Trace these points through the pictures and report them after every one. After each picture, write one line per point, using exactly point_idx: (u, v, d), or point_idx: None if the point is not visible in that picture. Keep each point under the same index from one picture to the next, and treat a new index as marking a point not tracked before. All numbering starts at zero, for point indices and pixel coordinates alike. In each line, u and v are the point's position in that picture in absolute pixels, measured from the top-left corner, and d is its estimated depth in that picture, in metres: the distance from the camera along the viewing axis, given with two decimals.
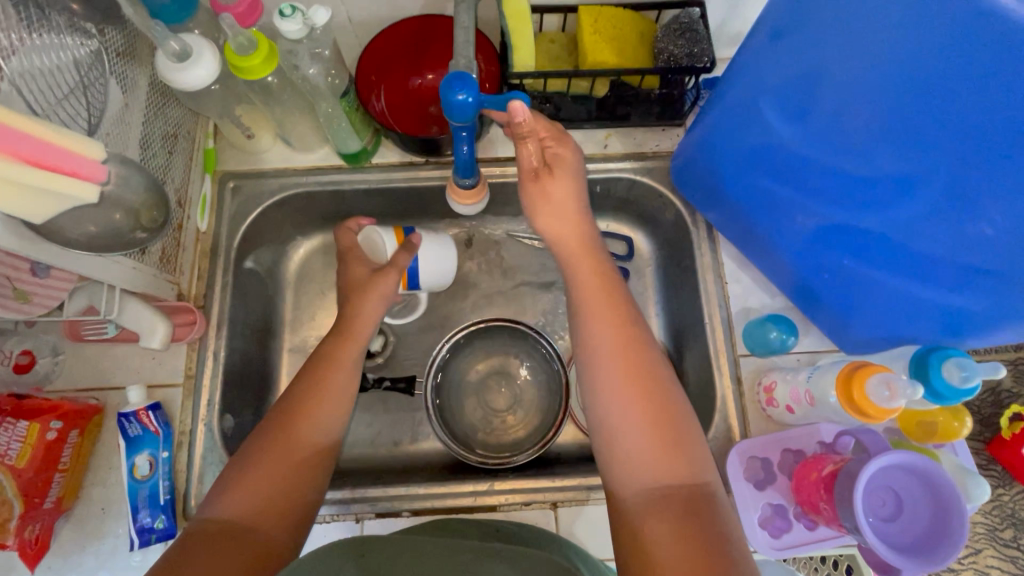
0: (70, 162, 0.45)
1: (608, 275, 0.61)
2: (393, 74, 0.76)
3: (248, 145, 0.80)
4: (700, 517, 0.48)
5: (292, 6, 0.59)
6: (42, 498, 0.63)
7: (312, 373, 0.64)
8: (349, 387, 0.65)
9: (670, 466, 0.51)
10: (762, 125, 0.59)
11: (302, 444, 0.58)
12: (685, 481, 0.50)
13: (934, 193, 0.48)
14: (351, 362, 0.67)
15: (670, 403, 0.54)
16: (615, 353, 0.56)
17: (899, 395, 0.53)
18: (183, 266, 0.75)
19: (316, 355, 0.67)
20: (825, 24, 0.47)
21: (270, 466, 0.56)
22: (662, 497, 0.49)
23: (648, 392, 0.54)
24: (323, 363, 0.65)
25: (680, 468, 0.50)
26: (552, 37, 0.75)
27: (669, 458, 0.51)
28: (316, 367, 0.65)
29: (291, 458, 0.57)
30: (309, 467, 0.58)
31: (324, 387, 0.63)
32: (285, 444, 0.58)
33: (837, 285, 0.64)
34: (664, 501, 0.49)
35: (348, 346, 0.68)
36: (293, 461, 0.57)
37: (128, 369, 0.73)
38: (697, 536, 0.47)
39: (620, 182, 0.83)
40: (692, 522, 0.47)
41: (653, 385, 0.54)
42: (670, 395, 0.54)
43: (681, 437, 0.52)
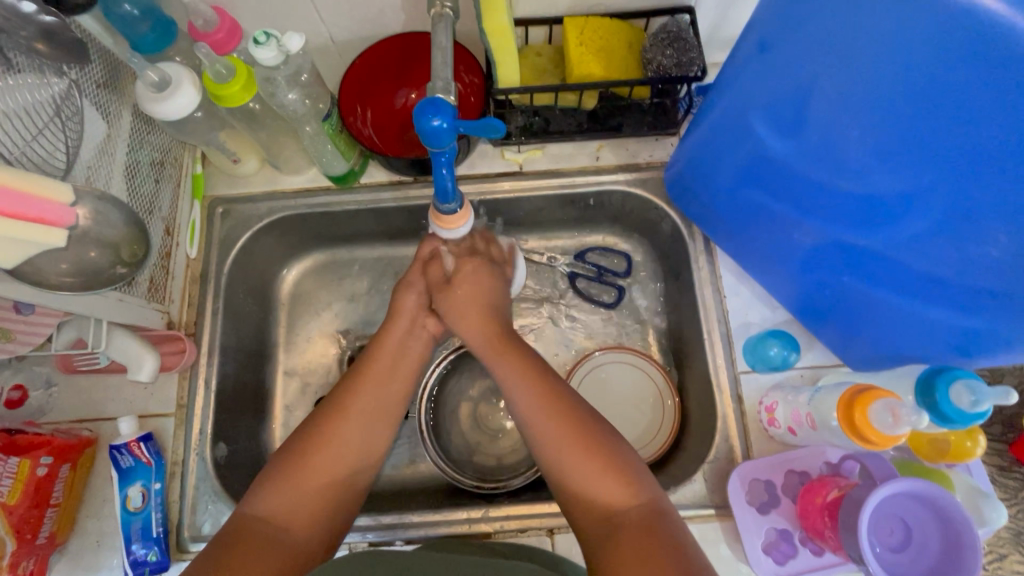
0: (35, 207, 0.45)
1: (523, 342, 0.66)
2: (376, 96, 0.76)
3: (235, 169, 0.79)
4: (655, 539, 0.51)
5: (266, 33, 0.58)
6: (35, 534, 0.63)
7: (333, 400, 0.65)
8: (376, 412, 0.65)
9: (625, 493, 0.54)
10: (754, 140, 0.56)
11: (319, 472, 0.59)
12: (634, 510, 0.53)
13: (935, 212, 0.46)
14: (360, 396, 0.66)
15: (614, 441, 0.58)
16: (556, 411, 0.59)
17: (903, 421, 0.51)
18: (172, 294, 0.75)
19: (338, 385, 0.67)
20: (809, 39, 0.45)
21: (280, 496, 0.57)
22: (621, 523, 0.53)
23: (598, 439, 0.57)
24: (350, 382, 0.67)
25: (630, 498, 0.54)
26: (538, 50, 0.74)
27: (625, 488, 0.55)
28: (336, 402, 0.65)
29: (302, 486, 0.58)
30: (324, 495, 0.59)
31: (346, 416, 0.64)
32: (306, 467, 0.59)
33: (839, 302, 0.62)
34: (625, 530, 0.52)
35: (376, 363, 0.68)
36: (304, 488, 0.58)
37: (122, 399, 0.73)
38: (656, 558, 0.49)
39: (614, 194, 0.81)
40: (647, 547, 0.50)
41: (587, 422, 0.59)
42: (605, 435, 0.58)
43: (634, 469, 0.56)
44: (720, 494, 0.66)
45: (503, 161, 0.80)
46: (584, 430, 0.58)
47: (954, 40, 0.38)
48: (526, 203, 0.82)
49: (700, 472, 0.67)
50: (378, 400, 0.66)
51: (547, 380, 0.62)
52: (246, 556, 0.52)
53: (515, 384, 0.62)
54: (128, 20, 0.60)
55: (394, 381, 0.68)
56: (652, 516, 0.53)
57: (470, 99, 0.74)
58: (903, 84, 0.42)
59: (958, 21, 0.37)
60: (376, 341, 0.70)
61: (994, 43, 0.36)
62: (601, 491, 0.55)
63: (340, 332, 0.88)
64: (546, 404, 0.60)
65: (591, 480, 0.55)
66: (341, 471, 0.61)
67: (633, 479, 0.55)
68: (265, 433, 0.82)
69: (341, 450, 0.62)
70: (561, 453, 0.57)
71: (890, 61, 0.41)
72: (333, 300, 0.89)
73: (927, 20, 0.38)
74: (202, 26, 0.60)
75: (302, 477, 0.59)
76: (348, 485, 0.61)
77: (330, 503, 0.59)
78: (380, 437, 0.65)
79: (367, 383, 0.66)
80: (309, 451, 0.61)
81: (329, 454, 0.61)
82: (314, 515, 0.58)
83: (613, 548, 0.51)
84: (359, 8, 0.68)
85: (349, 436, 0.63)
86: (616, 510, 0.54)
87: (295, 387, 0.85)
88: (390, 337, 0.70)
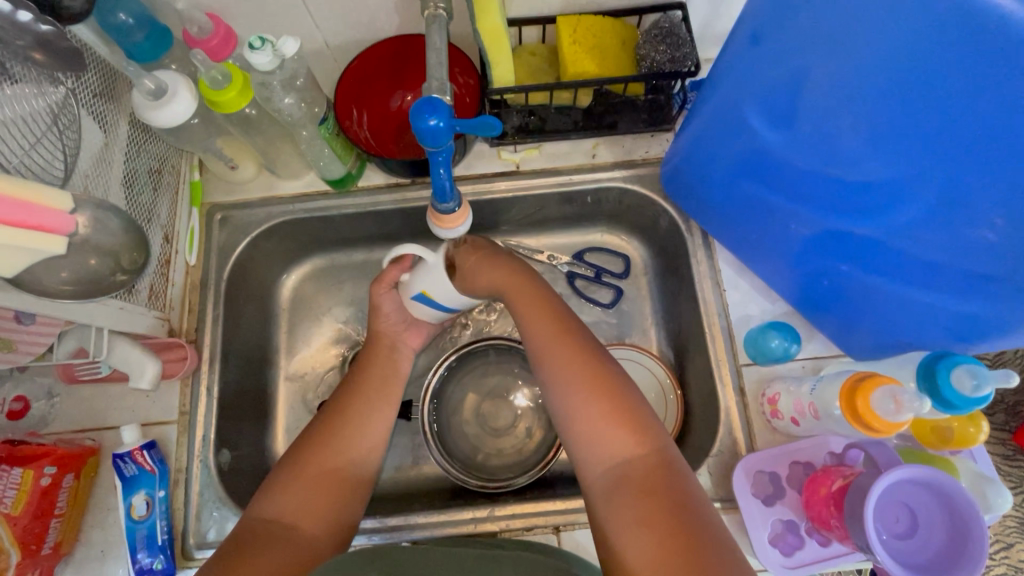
0: (37, 215, 0.45)
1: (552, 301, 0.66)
2: (373, 99, 0.77)
3: (231, 175, 0.80)
4: (660, 491, 0.51)
5: (261, 38, 0.59)
6: (40, 545, 0.63)
7: (332, 405, 0.67)
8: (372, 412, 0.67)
9: (634, 445, 0.54)
10: (749, 132, 0.56)
11: (325, 469, 0.60)
12: (642, 461, 0.53)
13: (930, 197, 0.46)
14: (359, 399, 0.67)
15: (628, 392, 0.57)
16: (579, 366, 0.59)
17: (906, 408, 0.51)
18: (172, 302, 0.75)
19: (335, 395, 0.68)
20: (802, 27, 0.45)
21: (290, 496, 0.58)
22: (626, 475, 0.53)
23: (610, 384, 0.57)
24: (349, 390, 0.68)
25: (638, 449, 0.54)
26: (532, 50, 0.74)
27: (632, 438, 0.54)
28: (332, 411, 0.66)
29: (305, 484, 0.59)
30: (330, 492, 0.59)
31: (346, 419, 0.65)
32: (304, 470, 0.60)
33: (839, 292, 0.62)
34: (630, 481, 0.52)
35: (370, 372, 0.70)
36: (310, 486, 0.59)
37: (124, 408, 0.72)
38: (660, 513, 0.49)
39: (611, 191, 0.81)
40: (650, 501, 0.50)
41: (606, 375, 0.58)
42: (619, 389, 0.57)
43: (642, 418, 0.56)
44: (726, 487, 0.66)
45: (500, 161, 0.80)
46: (599, 384, 0.57)
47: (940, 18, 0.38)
48: (525, 202, 0.83)
49: (704, 465, 0.67)
50: (375, 405, 0.68)
51: (566, 328, 0.62)
52: (258, 556, 0.52)
53: (540, 330, 0.63)
54: (123, 29, 0.61)
55: (388, 388, 0.70)
56: (660, 467, 0.53)
57: (466, 100, 0.74)
58: (896, 67, 0.42)
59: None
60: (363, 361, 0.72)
61: (981, 20, 0.37)
62: (610, 447, 0.54)
63: (342, 336, 0.88)
64: (563, 352, 0.60)
65: (598, 429, 0.55)
66: (346, 468, 0.62)
67: (643, 430, 0.55)
68: (267, 438, 0.82)
69: (343, 448, 0.63)
70: (574, 411, 0.57)
71: (883, 45, 0.41)
72: (333, 304, 0.89)
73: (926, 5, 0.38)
74: (198, 33, 0.60)
75: (303, 481, 0.59)
76: (350, 479, 0.61)
77: (338, 500, 0.59)
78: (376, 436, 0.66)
79: (361, 389, 0.68)
80: (309, 452, 0.61)
81: (330, 453, 0.62)
82: (324, 512, 0.58)
83: (616, 503, 0.51)
84: (353, 11, 0.68)
85: (348, 437, 0.64)
86: (621, 461, 0.54)
87: (297, 392, 0.85)
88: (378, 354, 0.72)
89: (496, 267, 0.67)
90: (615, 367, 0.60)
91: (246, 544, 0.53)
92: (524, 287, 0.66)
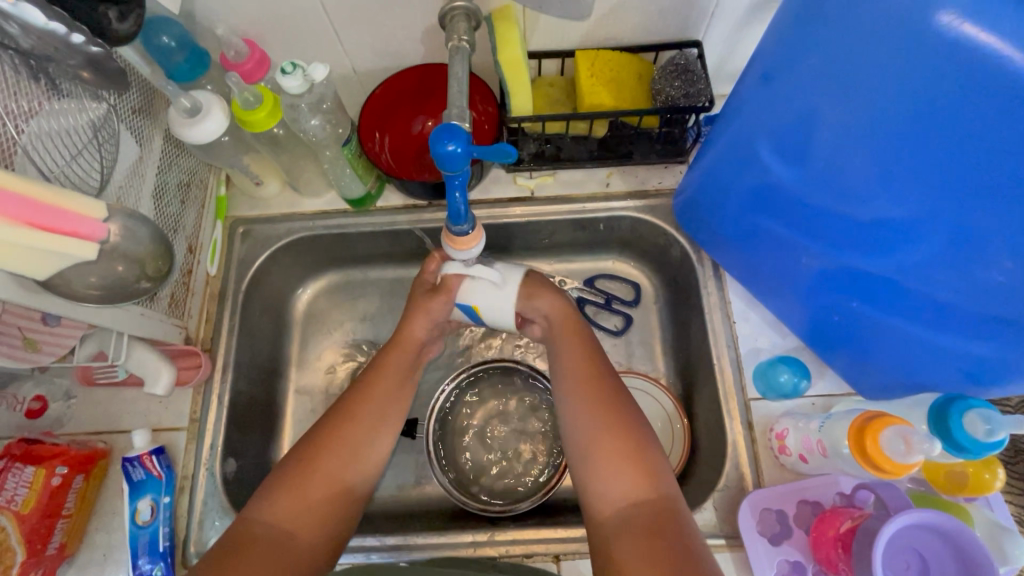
0: (71, 222, 0.47)
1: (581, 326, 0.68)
2: (395, 124, 0.79)
3: (256, 192, 0.83)
4: (669, 537, 0.51)
5: (293, 63, 0.62)
6: (45, 545, 0.64)
7: (341, 409, 0.65)
8: (375, 421, 0.65)
9: (645, 490, 0.55)
10: (760, 168, 0.57)
11: (324, 475, 0.60)
12: (651, 505, 0.54)
13: (937, 237, 0.46)
14: (380, 395, 0.67)
15: (645, 439, 0.58)
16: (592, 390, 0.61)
17: (916, 449, 0.50)
18: (191, 310, 0.77)
19: (348, 394, 0.67)
20: (812, 70, 0.47)
21: (286, 500, 0.58)
22: (635, 517, 0.53)
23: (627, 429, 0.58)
24: (358, 388, 0.67)
25: (647, 493, 0.54)
26: (550, 81, 0.76)
27: (641, 482, 0.55)
28: (336, 416, 0.64)
29: (307, 495, 0.58)
30: (332, 499, 0.59)
31: (354, 417, 0.64)
32: (306, 471, 0.60)
33: (851, 330, 0.62)
34: (637, 523, 0.53)
35: (387, 373, 0.69)
36: (310, 495, 0.58)
37: (136, 413, 0.74)
38: (665, 559, 0.49)
39: (624, 220, 0.82)
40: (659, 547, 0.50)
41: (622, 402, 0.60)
42: (636, 430, 0.58)
43: (654, 465, 0.56)
44: (731, 524, 0.65)
45: (515, 187, 0.82)
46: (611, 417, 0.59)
47: (940, 61, 0.39)
48: (538, 228, 0.84)
49: (709, 500, 0.66)
50: (383, 413, 0.66)
51: (594, 369, 0.63)
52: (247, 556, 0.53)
53: (569, 359, 0.65)
54: (165, 50, 0.65)
55: (396, 396, 0.68)
56: (668, 513, 0.53)
57: (484, 127, 0.76)
58: (904, 114, 0.43)
59: (967, 55, 0.38)
60: (379, 361, 0.69)
61: (978, 61, 0.38)
62: (619, 490, 0.55)
63: (353, 352, 0.89)
64: (589, 390, 0.61)
65: (609, 467, 0.56)
66: (352, 482, 0.62)
67: (654, 476, 0.55)
68: (274, 450, 0.83)
69: (349, 449, 0.62)
70: (587, 435, 0.59)
71: (889, 89, 0.43)
72: (346, 319, 0.91)
73: (930, 57, 0.39)
74: (234, 57, 0.65)
75: (304, 488, 0.59)
76: (352, 489, 0.61)
77: (332, 504, 0.59)
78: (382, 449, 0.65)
79: (376, 391, 0.67)
80: (318, 450, 0.61)
81: (337, 462, 0.61)
82: (318, 517, 0.58)
83: (626, 542, 0.51)
84: (380, 40, 0.71)
85: (356, 439, 0.63)
86: (632, 504, 0.54)
87: (306, 406, 0.86)
88: (394, 358, 0.69)
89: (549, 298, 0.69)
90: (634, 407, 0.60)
91: (243, 543, 0.54)
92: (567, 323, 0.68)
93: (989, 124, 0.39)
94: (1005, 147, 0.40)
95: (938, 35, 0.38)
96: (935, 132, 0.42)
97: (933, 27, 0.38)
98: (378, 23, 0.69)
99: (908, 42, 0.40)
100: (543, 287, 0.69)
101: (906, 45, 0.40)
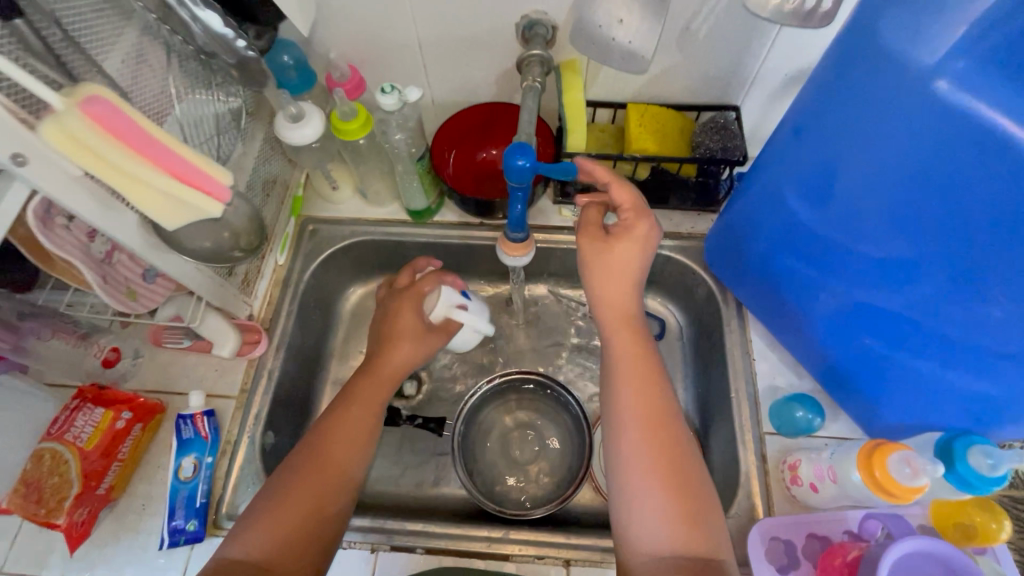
0: (205, 181, 0.52)
1: (640, 334, 0.68)
2: (461, 149, 0.89)
3: (330, 196, 0.93)
4: None
5: (392, 85, 0.72)
6: (97, 484, 0.69)
7: (309, 441, 0.67)
8: (351, 449, 0.67)
9: (687, 539, 0.56)
10: (787, 210, 0.64)
11: (296, 508, 0.61)
12: (690, 554, 0.55)
13: (941, 276, 0.52)
14: (350, 428, 0.69)
15: (689, 483, 0.59)
16: (643, 422, 0.62)
17: (920, 472, 0.54)
18: (258, 291, 0.85)
19: (315, 426, 0.69)
20: (834, 127, 0.53)
21: (259, 533, 0.59)
22: (676, 565, 0.55)
23: (671, 471, 0.59)
24: (324, 420, 0.69)
25: (691, 542, 0.56)
26: (602, 127, 0.86)
27: (684, 531, 0.56)
28: (308, 448, 0.66)
29: (281, 530, 0.59)
30: (309, 528, 0.60)
31: (322, 450, 0.66)
32: (279, 506, 0.61)
33: (866, 367, 0.66)
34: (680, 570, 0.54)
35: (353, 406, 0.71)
36: (282, 527, 0.59)
37: (194, 377, 0.81)
38: None
39: (656, 257, 0.90)
40: None
41: (670, 437, 0.61)
42: (683, 473, 0.60)
43: (699, 513, 0.58)
44: (740, 550, 0.67)
45: (560, 217, 0.91)
46: (661, 453, 0.60)
47: (942, 125, 0.45)
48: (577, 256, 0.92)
49: None
50: (354, 444, 0.68)
51: (653, 401, 0.63)
52: None
53: (624, 383, 0.65)
54: (282, 67, 0.76)
55: (368, 427, 0.70)
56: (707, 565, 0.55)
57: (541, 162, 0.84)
58: (913, 169, 0.49)
59: (965, 121, 0.44)
60: (348, 393, 0.72)
61: (974, 127, 0.44)
62: (658, 533, 0.56)
63: None
64: (641, 423, 0.62)
65: (650, 510, 0.58)
66: (325, 514, 0.62)
67: (698, 524, 0.57)
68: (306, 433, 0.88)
69: (318, 481, 0.63)
70: (631, 469, 0.60)
71: (901, 148, 0.49)
72: None
73: (934, 122, 0.46)
74: (339, 77, 0.76)
75: (274, 522, 0.60)
76: (331, 522, 0.62)
77: (304, 537, 0.60)
78: (355, 480, 0.66)
79: (342, 425, 0.69)
80: (287, 483, 0.63)
81: (307, 494, 0.62)
82: (293, 554, 0.58)
83: None
84: (461, 77, 0.83)
85: (328, 471, 0.64)
86: (671, 551, 0.55)
87: None
88: (364, 388, 0.73)
89: (616, 288, 0.68)
90: (685, 446, 0.61)
91: None
92: (629, 332, 0.68)
93: (989, 183, 0.45)
94: (1003, 202, 0.45)
95: (943, 98, 0.44)
96: (943, 187, 0.48)
97: (938, 95, 0.44)
98: (463, 62, 0.80)
99: (919, 106, 0.46)
100: (619, 276, 0.68)
101: (914, 105, 0.46)
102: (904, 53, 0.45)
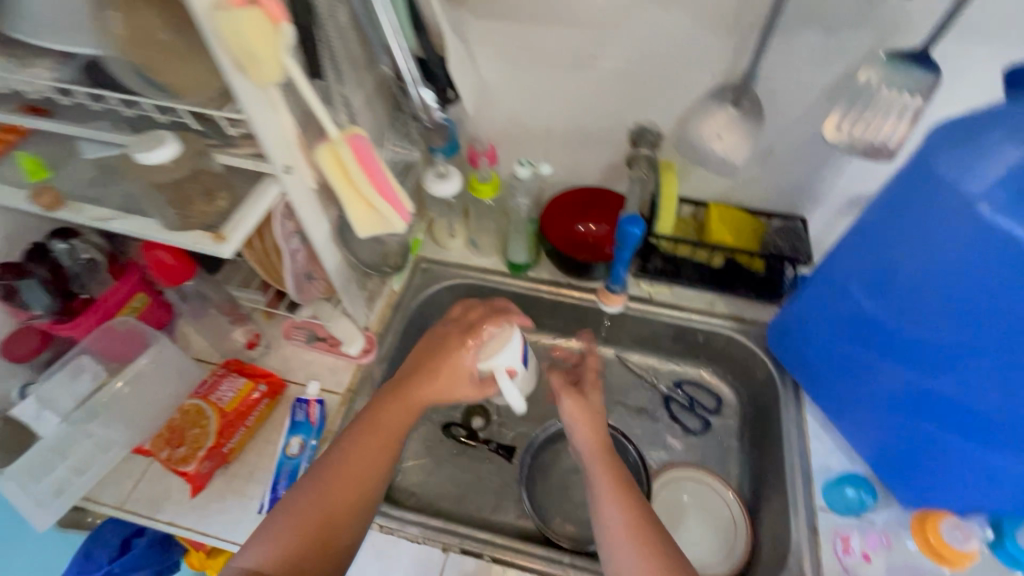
0: (399, 205, 0.69)
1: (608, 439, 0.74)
2: (563, 220, 1.05)
3: (446, 242, 1.10)
4: None
5: (527, 161, 0.91)
6: (225, 442, 0.80)
7: (329, 459, 0.70)
8: (363, 474, 0.69)
9: None
10: (851, 299, 0.75)
11: (304, 525, 0.64)
12: None
13: (989, 365, 0.61)
14: (371, 450, 0.71)
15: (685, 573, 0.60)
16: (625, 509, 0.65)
17: (971, 537, 0.71)
18: (375, 309, 1.00)
19: (339, 442, 0.72)
20: (896, 234, 0.66)
21: (268, 547, 0.62)
22: None
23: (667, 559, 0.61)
24: (349, 438, 0.72)
25: None
26: (686, 219, 1.02)
27: None
28: (328, 466, 0.69)
29: (288, 546, 0.62)
30: (313, 549, 0.63)
31: (338, 470, 0.69)
32: (291, 520, 0.64)
33: (919, 449, 0.73)
34: None
35: (378, 428, 0.73)
36: (288, 542, 0.62)
37: (310, 371, 0.93)
38: None
39: (720, 337, 1.00)
40: None
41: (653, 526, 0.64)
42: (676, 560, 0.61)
43: None
44: None
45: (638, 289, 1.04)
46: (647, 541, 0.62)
47: (986, 241, 0.57)
48: (647, 325, 1.04)
49: None
50: (370, 466, 0.70)
51: (631, 492, 0.67)
52: None
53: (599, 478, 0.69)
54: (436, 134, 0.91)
55: (387, 453, 0.72)
56: None
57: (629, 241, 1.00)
58: (962, 274, 0.60)
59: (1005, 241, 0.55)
60: (376, 412, 0.74)
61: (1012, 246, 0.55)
62: None
63: None
64: (622, 514, 0.65)
65: None
66: (330, 535, 0.64)
67: None
68: None
69: (328, 501, 0.66)
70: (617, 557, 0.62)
71: (951, 256, 0.60)
72: None
73: (980, 239, 0.57)
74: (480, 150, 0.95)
75: (283, 536, 0.63)
76: (337, 544, 0.64)
77: (309, 554, 0.62)
78: (363, 507, 0.68)
79: (362, 446, 0.71)
80: (300, 500, 0.66)
81: (316, 513, 0.65)
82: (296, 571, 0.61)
83: None
84: (576, 163, 1.02)
85: (340, 493, 0.67)
86: None
87: None
88: (392, 409, 0.74)
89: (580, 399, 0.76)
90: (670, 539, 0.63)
91: None
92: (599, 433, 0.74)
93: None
94: None
95: (987, 222, 0.56)
96: (988, 290, 0.58)
97: (982, 218, 0.56)
98: (581, 152, 0.99)
99: (967, 225, 0.58)
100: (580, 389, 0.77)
101: (964, 225, 0.58)
102: (954, 183, 0.58)
